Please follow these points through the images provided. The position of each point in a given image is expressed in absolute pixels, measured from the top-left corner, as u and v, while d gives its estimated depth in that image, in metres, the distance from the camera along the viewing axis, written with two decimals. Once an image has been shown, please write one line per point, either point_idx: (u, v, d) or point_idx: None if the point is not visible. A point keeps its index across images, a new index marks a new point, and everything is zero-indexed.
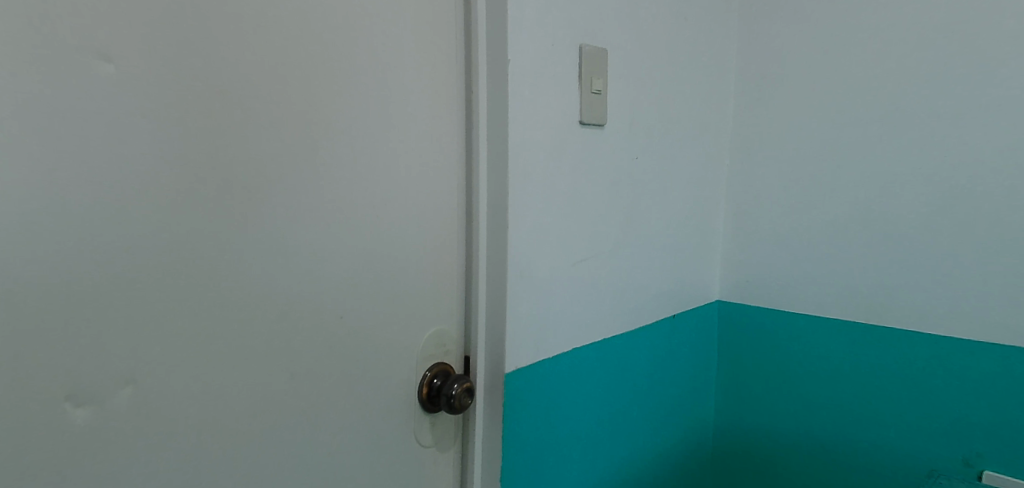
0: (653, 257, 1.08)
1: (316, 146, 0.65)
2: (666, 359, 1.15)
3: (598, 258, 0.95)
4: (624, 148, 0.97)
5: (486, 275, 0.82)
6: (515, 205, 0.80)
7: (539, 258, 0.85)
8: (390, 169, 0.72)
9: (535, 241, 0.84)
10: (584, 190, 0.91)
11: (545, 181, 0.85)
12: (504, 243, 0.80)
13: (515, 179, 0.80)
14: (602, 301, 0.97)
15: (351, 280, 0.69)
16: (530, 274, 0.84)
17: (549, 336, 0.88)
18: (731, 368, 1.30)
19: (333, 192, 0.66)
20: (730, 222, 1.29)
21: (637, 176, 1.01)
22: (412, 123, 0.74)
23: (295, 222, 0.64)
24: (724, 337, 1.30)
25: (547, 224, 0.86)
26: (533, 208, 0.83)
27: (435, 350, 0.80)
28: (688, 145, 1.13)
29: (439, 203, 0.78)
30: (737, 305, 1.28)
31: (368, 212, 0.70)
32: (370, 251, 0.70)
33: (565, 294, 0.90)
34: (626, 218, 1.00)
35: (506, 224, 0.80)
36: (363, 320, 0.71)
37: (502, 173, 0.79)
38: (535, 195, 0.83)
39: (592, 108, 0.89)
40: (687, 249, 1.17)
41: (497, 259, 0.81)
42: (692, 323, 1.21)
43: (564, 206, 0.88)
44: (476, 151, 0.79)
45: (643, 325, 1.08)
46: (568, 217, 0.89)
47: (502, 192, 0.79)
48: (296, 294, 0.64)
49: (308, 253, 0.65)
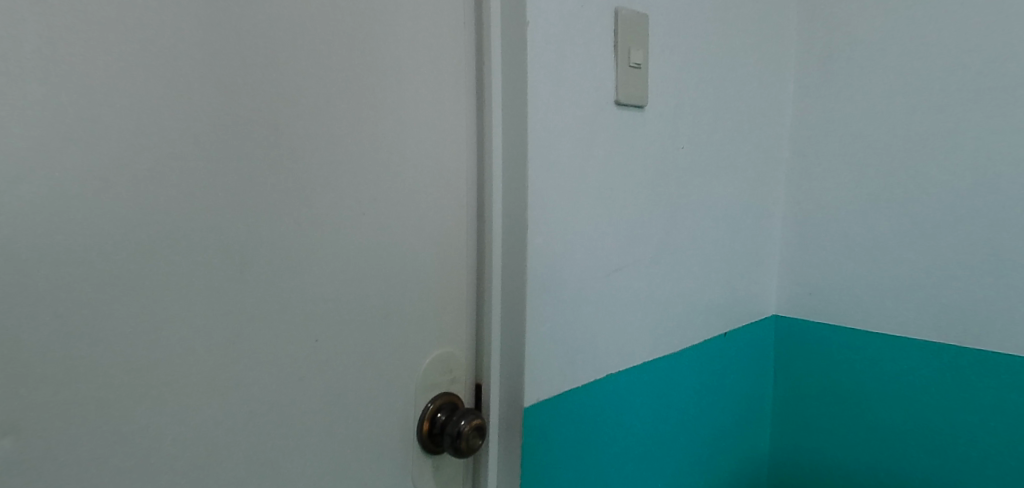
0: (701, 264, 0.92)
1: (278, 129, 0.52)
2: (715, 385, 0.98)
3: (636, 266, 0.80)
4: (669, 135, 0.83)
5: (500, 288, 0.67)
6: (534, 203, 0.66)
7: (565, 267, 0.71)
8: (378, 158, 0.58)
9: (561, 246, 0.70)
10: (620, 187, 0.76)
11: (571, 174, 0.70)
12: (522, 249, 0.65)
13: (535, 172, 0.67)
14: (643, 315, 0.82)
15: (326, 296, 0.56)
16: (554, 286, 0.69)
17: (579, 361, 0.73)
18: (791, 394, 1.12)
19: (301, 186, 0.53)
20: (790, 225, 1.12)
21: (682, 168, 0.86)
22: (407, 101, 0.60)
23: (251, 221, 0.51)
24: (783, 359, 1.13)
25: (575, 226, 0.71)
26: (558, 207, 0.69)
27: (441, 379, 0.66)
28: (742, 132, 0.97)
29: (443, 201, 0.64)
30: (798, 321, 1.11)
31: (349, 211, 0.56)
32: (352, 259, 0.57)
33: (598, 309, 0.75)
34: (670, 218, 0.85)
35: (523, 225, 0.65)
36: (342, 345, 0.57)
37: (519, 163, 0.65)
38: (559, 191, 0.69)
39: (629, 86, 0.74)
40: (740, 255, 1.01)
41: (514, 269, 0.66)
42: (748, 342, 1.04)
43: (595, 204, 0.73)
44: (488, 135, 0.64)
45: (691, 346, 0.92)
46: (599, 218, 0.74)
47: (522, 187, 0.65)
48: (249, 314, 0.51)
49: (267, 263, 0.52)
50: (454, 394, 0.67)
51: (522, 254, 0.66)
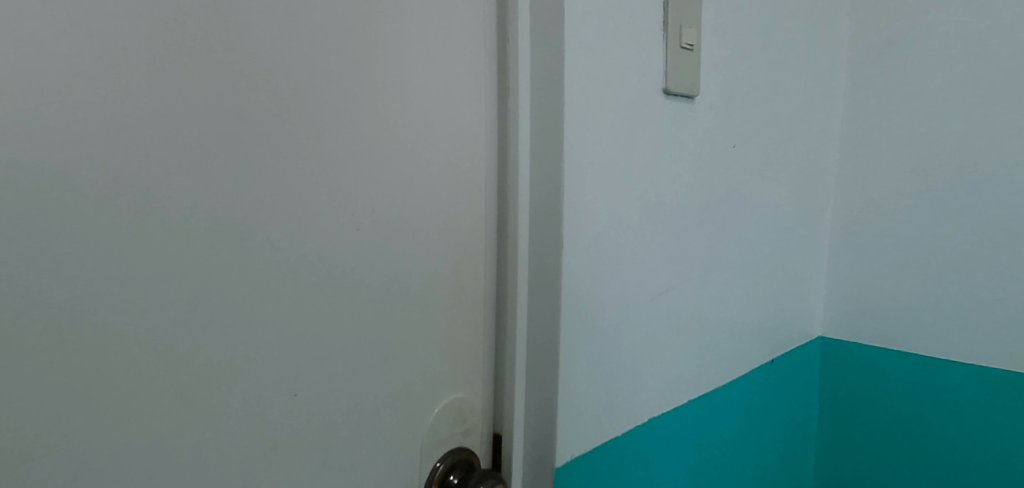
0: (750, 282, 0.81)
1: (247, 128, 0.40)
2: (760, 419, 0.87)
3: (684, 287, 0.68)
4: (720, 132, 0.72)
5: (525, 319, 0.56)
6: (571, 216, 0.54)
7: (607, 289, 0.59)
8: (378, 164, 0.47)
9: (600, 267, 0.58)
10: (666, 194, 0.64)
11: (612, 180, 0.58)
12: (555, 272, 0.54)
13: (573, 177, 0.54)
14: (690, 344, 0.71)
15: (309, 338, 0.44)
16: (594, 315, 0.58)
17: (619, 403, 0.61)
18: (837, 425, 1.00)
19: (276, 201, 0.42)
20: (839, 236, 1.00)
21: (734, 169, 0.75)
22: (417, 92, 0.49)
23: (215, 245, 0.39)
24: (827, 385, 1.01)
25: (616, 243, 0.59)
26: (599, 220, 0.57)
27: (454, 430, 0.54)
28: (793, 130, 0.86)
29: (459, 214, 0.52)
30: (846, 344, 0.99)
31: (339, 231, 0.45)
32: (342, 291, 0.46)
33: (643, 339, 0.63)
34: (720, 230, 0.74)
35: (557, 243, 0.54)
36: (328, 397, 0.46)
37: (555, 167, 0.53)
38: (602, 201, 0.57)
39: (680, 73, 0.63)
40: (789, 270, 0.89)
41: (545, 296, 0.55)
42: (793, 368, 0.92)
43: (638, 216, 0.61)
44: (513, 131, 0.54)
45: (737, 378, 0.80)
46: (642, 232, 0.62)
47: (559, 197, 0.53)
48: (207, 367, 0.39)
49: (231, 300, 0.40)
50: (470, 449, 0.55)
51: (557, 278, 0.54)
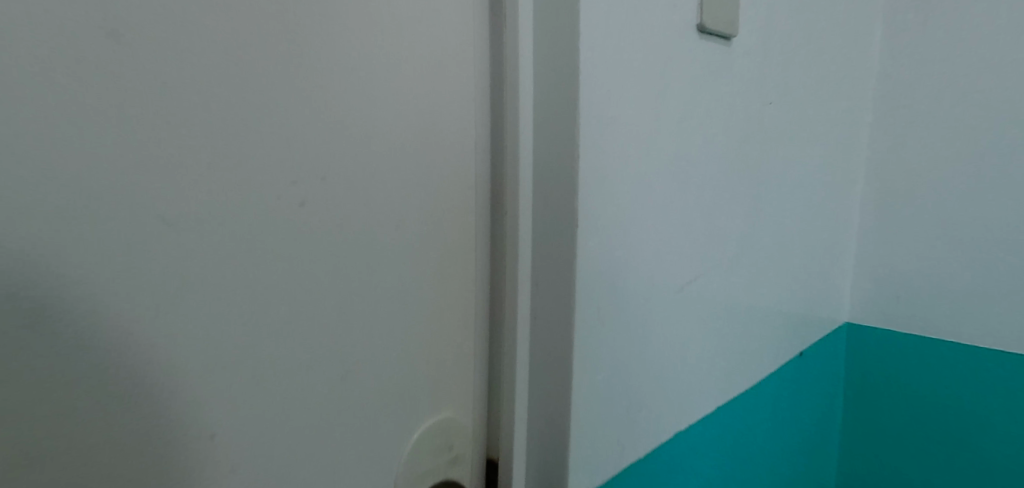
0: (782, 264, 0.70)
1: (135, 54, 0.27)
2: (787, 419, 0.76)
3: (715, 271, 0.58)
4: (757, 84, 0.60)
5: (527, 318, 0.44)
6: (587, 186, 0.42)
7: (631, 278, 0.47)
8: (331, 113, 0.34)
9: (621, 251, 0.46)
10: (697, 160, 0.53)
11: (636, 139, 0.46)
12: (567, 259, 0.43)
13: (589, 135, 0.42)
14: (720, 339, 0.60)
15: (246, 353, 0.32)
16: (614, 311, 0.46)
17: (642, 416, 0.50)
18: (864, 421, 0.90)
19: (188, 161, 0.29)
20: (870, 207, 0.87)
21: (769, 129, 0.64)
22: (384, 19, 0.36)
23: (81, 226, 0.26)
24: (852, 376, 0.91)
25: (640, 219, 0.47)
26: (619, 192, 0.45)
27: (439, 460, 0.42)
28: (827, 86, 0.74)
29: (442, 182, 0.40)
30: (877, 331, 0.88)
31: (282, 204, 0.32)
32: (291, 288, 0.33)
33: (671, 335, 0.53)
34: (753, 203, 0.63)
35: (568, 222, 0.42)
36: (277, 429, 0.34)
37: (568, 123, 0.41)
38: (627, 168, 0.45)
39: (717, 6, 0.51)
40: (819, 249, 0.78)
41: (552, 290, 0.44)
42: (821, 358, 0.82)
43: (663, 186, 0.50)
44: (513, 77, 0.42)
45: (764, 377, 0.69)
46: (668, 206, 0.50)
47: (572, 162, 0.41)
48: (90, 402, 0.27)
49: (123, 304, 0.28)
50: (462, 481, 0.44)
51: (570, 268, 0.42)
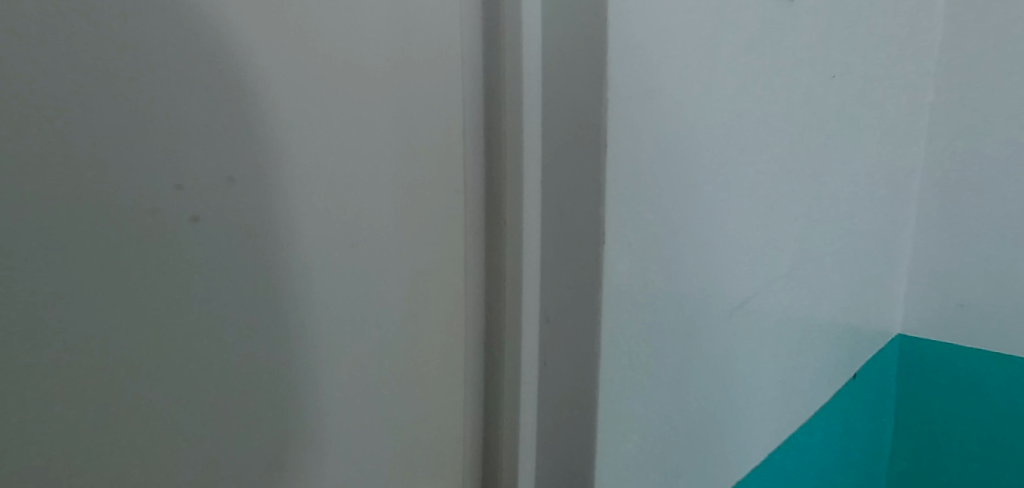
0: (837, 273, 0.59)
1: None
2: (838, 457, 0.64)
3: (765, 286, 0.47)
4: (818, 55, 0.49)
5: (535, 365, 0.33)
6: (616, 190, 0.30)
7: (669, 308, 0.36)
8: (312, 83, 0.25)
9: (657, 275, 0.34)
10: (749, 151, 0.41)
11: (677, 123, 0.33)
12: (586, 293, 0.30)
13: (618, 118, 0.29)
14: (770, 368, 0.49)
15: (122, 424, 0.22)
16: (649, 355, 0.34)
17: (680, 479, 0.40)
18: (917, 446, 0.78)
19: (115, 107, 0.20)
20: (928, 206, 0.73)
21: (829, 111, 0.52)
22: None
23: None
24: (904, 396, 0.78)
25: (678, 231, 0.35)
26: (654, 198, 0.33)
27: None
28: (889, 57, 0.61)
29: (412, 184, 0.30)
30: (935, 345, 0.75)
31: (274, 185, 0.25)
32: (263, 292, 0.25)
33: (715, 371, 0.42)
34: (809, 201, 0.51)
35: (591, 241, 0.30)
36: (270, 454, 0.26)
37: (590, 100, 0.29)
38: (668, 163, 0.33)
39: None
40: (873, 254, 0.66)
41: (568, 333, 0.31)
42: (872, 379, 0.70)
43: (705, 188, 0.37)
44: (513, 39, 0.30)
45: (817, 409, 0.57)
46: (711, 214, 0.38)
47: (596, 158, 0.29)
48: (32, 401, 0.20)
49: (81, 276, 0.21)
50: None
51: (592, 305, 0.30)
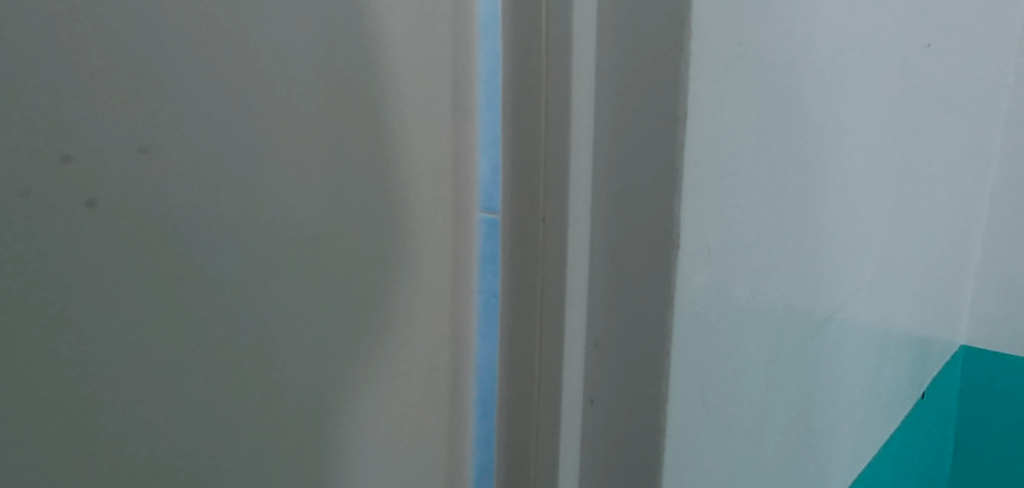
0: (919, 281, 0.49)
1: None
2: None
3: (860, 299, 0.37)
4: (922, 13, 0.38)
5: (579, 408, 0.23)
6: (696, 170, 0.21)
7: (757, 337, 0.26)
8: (349, 34, 0.21)
9: (741, 288, 0.25)
10: (851, 131, 0.32)
11: (772, 79, 0.24)
12: (652, 313, 0.21)
13: (702, 62, 0.20)
14: (858, 400, 0.39)
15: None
16: (728, 398, 0.25)
17: None
18: (985, 473, 0.69)
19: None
20: (1001, 205, 0.63)
21: (927, 85, 0.42)
22: None
23: None
24: (969, 416, 0.69)
25: (768, 228, 0.26)
26: (742, 181, 0.23)
27: None
28: (982, 30, 0.51)
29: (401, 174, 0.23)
30: (1009, 359, 0.66)
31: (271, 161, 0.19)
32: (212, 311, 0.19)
33: (806, 411, 0.32)
34: (902, 196, 0.42)
35: (659, 242, 0.21)
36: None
37: (664, 41, 0.20)
38: (761, 141, 0.24)
39: None
40: (947, 258, 0.56)
41: (624, 367, 0.22)
42: (936, 397, 0.61)
43: (800, 171, 0.27)
44: None
45: (889, 441, 0.48)
46: (806, 205, 0.28)
47: (672, 122, 0.20)
48: None
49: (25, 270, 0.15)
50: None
51: (658, 331, 0.21)
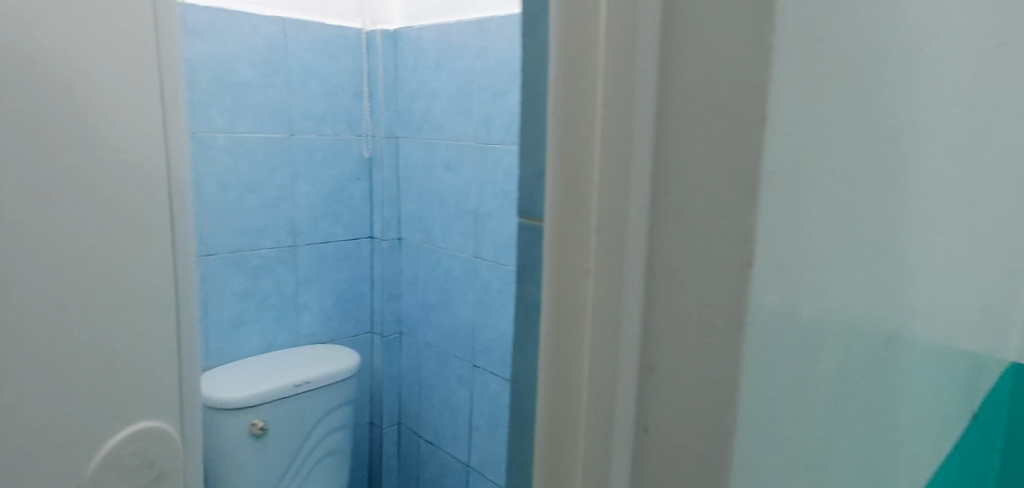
0: (980, 302, 0.46)
1: None
2: None
3: (930, 322, 0.34)
4: (1002, 18, 0.35)
5: (630, 437, 0.21)
6: (772, 179, 0.19)
7: (829, 366, 0.24)
8: None
9: (811, 309, 0.22)
10: (935, 150, 0.29)
11: (858, 73, 0.21)
12: (720, 338, 0.19)
13: (787, 69, 0.18)
14: (922, 431, 0.36)
15: None
16: (796, 434, 0.23)
17: None
18: None
19: None
20: None
21: (1003, 97, 0.39)
22: None
23: None
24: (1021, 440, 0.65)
25: (846, 244, 0.23)
26: (821, 202, 0.21)
27: None
28: None
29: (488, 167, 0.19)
30: None
31: None
32: None
33: (871, 444, 0.29)
34: (975, 216, 0.38)
35: (731, 258, 0.19)
36: None
37: (737, 43, 0.18)
38: (847, 159, 0.22)
39: None
40: (1007, 276, 0.53)
41: (685, 394, 0.20)
42: (986, 418, 0.57)
43: (880, 179, 0.24)
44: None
45: (943, 469, 0.45)
46: (883, 216, 0.25)
47: (749, 128, 0.18)
48: None
49: None
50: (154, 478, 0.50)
51: (728, 359, 0.19)
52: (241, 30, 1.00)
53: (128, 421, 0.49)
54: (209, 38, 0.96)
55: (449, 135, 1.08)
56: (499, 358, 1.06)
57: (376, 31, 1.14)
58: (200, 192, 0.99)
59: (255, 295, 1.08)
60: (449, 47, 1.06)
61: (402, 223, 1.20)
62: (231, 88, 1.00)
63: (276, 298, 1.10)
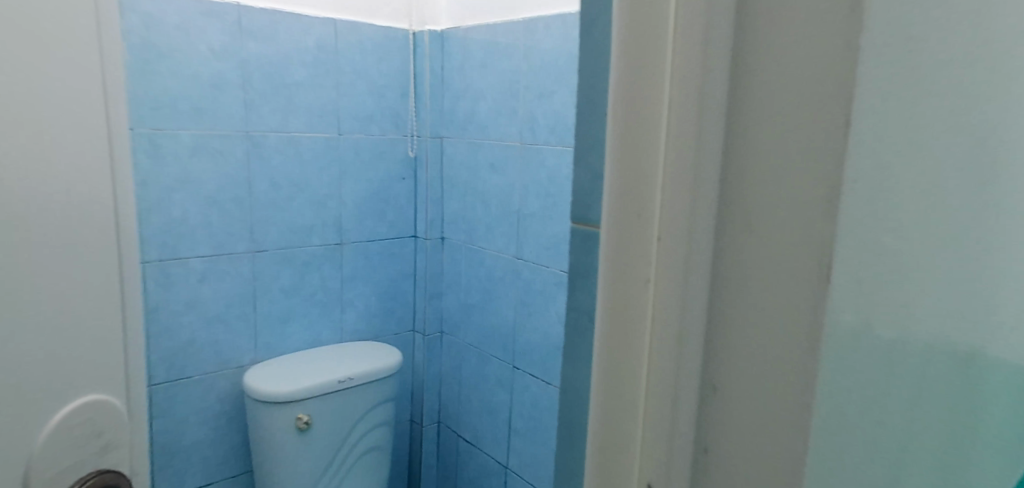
0: None
1: None
2: None
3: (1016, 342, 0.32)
4: None
5: (689, 455, 0.20)
6: (856, 188, 0.18)
7: (907, 386, 0.22)
8: None
9: (889, 326, 0.21)
10: None
11: (951, 76, 0.19)
12: (796, 355, 0.18)
13: (871, 73, 0.17)
14: (1004, 459, 0.34)
15: None
16: (869, 457, 0.22)
17: None
18: None
19: None
20: None
21: None
22: None
23: None
24: None
25: (929, 256, 0.22)
26: (904, 214, 0.20)
27: None
28: None
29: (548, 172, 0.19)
30: None
31: None
32: None
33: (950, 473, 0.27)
34: None
35: (809, 270, 0.18)
36: None
37: (817, 45, 0.17)
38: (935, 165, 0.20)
39: None
40: None
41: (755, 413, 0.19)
42: None
43: (971, 186, 0.22)
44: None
45: None
46: (972, 226, 0.23)
47: (829, 134, 0.17)
48: None
49: None
50: (104, 470, 0.43)
51: (805, 377, 0.18)
52: (294, 31, 1.02)
53: (82, 391, 0.41)
54: (264, 39, 0.99)
55: (494, 135, 1.08)
56: (540, 360, 1.05)
57: (424, 31, 1.15)
58: (252, 189, 1.01)
59: (303, 291, 1.10)
60: (496, 47, 1.05)
61: (446, 222, 1.21)
62: (168, 83, 0.92)
63: (323, 295, 1.12)
